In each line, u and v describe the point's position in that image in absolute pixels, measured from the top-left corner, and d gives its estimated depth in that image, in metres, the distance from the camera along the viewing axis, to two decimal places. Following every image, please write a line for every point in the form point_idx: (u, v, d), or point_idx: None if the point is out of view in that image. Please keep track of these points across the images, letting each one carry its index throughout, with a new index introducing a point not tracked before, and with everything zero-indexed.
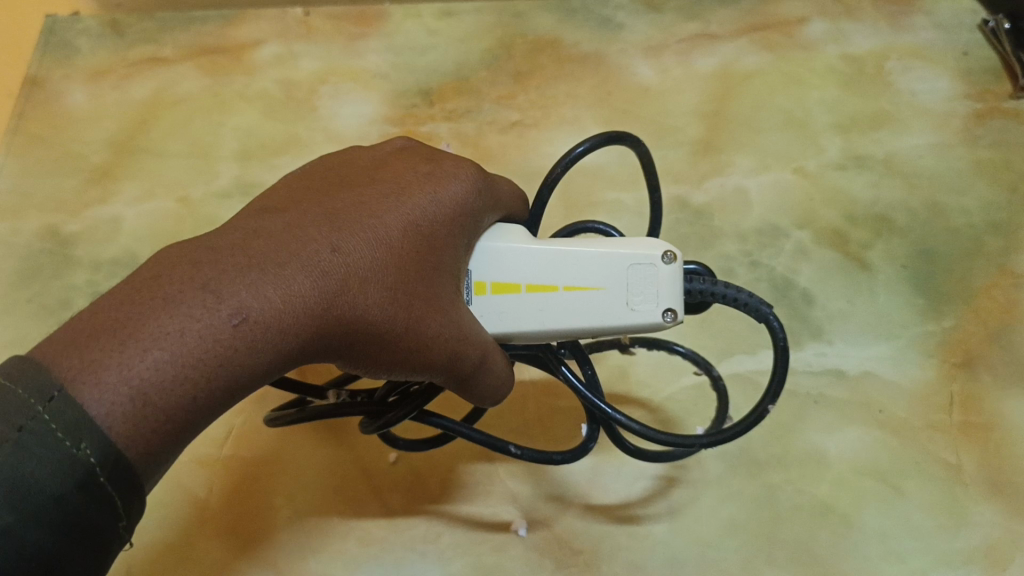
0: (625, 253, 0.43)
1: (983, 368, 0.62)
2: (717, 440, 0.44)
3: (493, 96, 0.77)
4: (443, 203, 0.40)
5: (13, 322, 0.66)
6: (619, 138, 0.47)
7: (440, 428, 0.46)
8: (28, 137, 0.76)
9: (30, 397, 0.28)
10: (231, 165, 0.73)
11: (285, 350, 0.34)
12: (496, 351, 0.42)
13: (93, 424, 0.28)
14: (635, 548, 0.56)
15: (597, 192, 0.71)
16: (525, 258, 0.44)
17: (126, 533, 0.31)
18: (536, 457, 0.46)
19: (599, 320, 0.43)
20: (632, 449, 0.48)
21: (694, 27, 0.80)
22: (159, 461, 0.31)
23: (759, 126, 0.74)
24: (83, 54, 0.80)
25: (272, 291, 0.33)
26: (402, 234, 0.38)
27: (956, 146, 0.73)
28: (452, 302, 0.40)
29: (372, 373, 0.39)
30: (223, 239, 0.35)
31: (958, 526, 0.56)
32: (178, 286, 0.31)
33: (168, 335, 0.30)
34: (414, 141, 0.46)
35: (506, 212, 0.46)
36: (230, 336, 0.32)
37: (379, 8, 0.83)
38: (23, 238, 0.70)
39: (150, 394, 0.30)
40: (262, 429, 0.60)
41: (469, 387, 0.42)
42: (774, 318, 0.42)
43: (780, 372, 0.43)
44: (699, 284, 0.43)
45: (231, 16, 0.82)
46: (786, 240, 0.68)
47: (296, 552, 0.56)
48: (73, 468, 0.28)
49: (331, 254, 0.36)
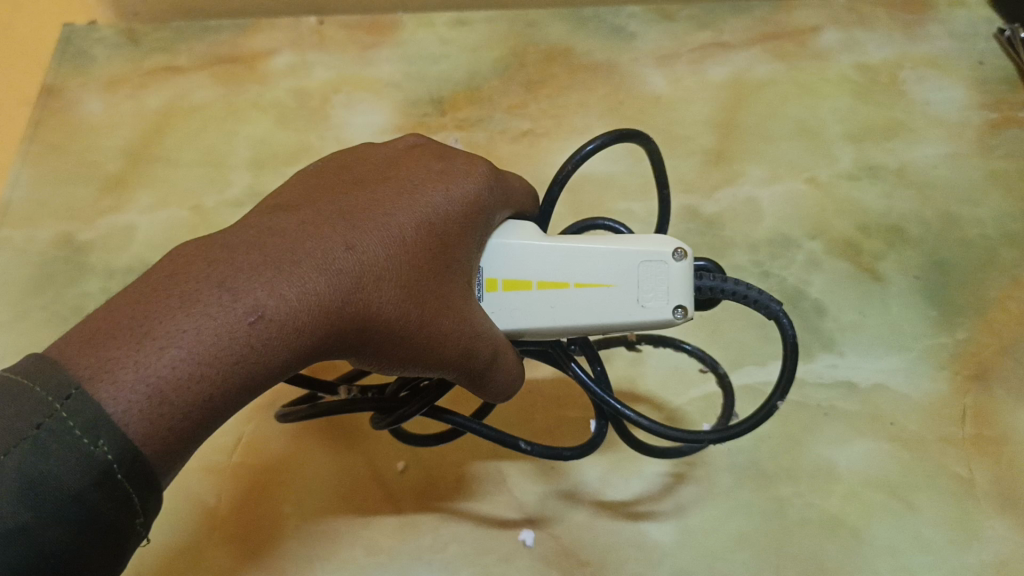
0: (636, 250, 0.43)
1: (997, 382, 0.61)
2: (726, 437, 0.44)
3: (504, 105, 0.77)
4: (456, 201, 0.40)
5: (27, 329, 0.67)
6: (630, 135, 0.47)
7: (451, 423, 0.46)
8: (44, 145, 0.77)
9: (47, 395, 0.28)
10: (244, 174, 0.74)
11: (302, 348, 0.34)
12: (507, 348, 0.42)
13: (111, 421, 0.28)
14: (642, 559, 0.55)
15: (607, 201, 0.71)
16: (536, 254, 0.44)
17: (143, 529, 0.31)
18: (546, 454, 0.46)
19: (610, 317, 0.43)
20: (639, 444, 0.48)
21: (706, 36, 0.80)
22: (177, 459, 0.31)
23: (771, 136, 0.74)
24: (99, 63, 0.81)
25: (288, 288, 0.33)
26: (415, 232, 0.38)
27: (971, 156, 0.72)
28: (465, 300, 0.40)
29: (386, 371, 0.39)
30: (238, 237, 0.35)
31: (970, 541, 0.55)
32: (195, 284, 0.32)
33: (185, 334, 0.30)
34: (426, 139, 0.46)
35: (517, 208, 0.46)
36: (246, 335, 0.32)
37: (392, 17, 0.83)
38: (38, 245, 0.71)
39: (168, 393, 0.30)
40: (273, 437, 0.61)
41: (482, 384, 0.42)
42: (785, 315, 0.42)
43: (789, 370, 0.43)
44: (709, 281, 0.43)
45: (245, 25, 0.83)
46: (798, 250, 0.68)
47: (304, 559, 0.56)
48: (92, 465, 0.28)
49: (346, 252, 0.36)
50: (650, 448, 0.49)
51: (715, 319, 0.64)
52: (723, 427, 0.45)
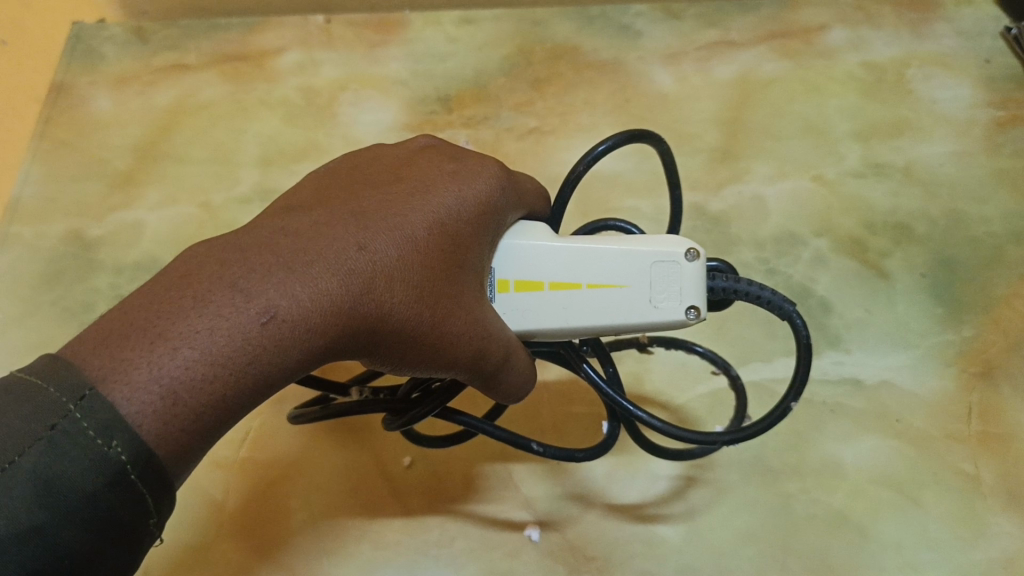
0: (649, 250, 0.43)
1: (1003, 379, 0.61)
2: (737, 437, 0.44)
3: (512, 103, 0.77)
4: (467, 201, 0.40)
5: (36, 325, 0.67)
6: (641, 135, 0.47)
7: (463, 424, 0.46)
8: (53, 142, 0.77)
9: (61, 396, 0.28)
10: (252, 171, 0.74)
11: (313, 349, 0.34)
12: (518, 347, 0.43)
13: (125, 422, 0.28)
14: (648, 555, 0.56)
15: (614, 199, 0.71)
16: (549, 256, 0.44)
17: (156, 529, 0.31)
18: (558, 455, 0.46)
19: (623, 318, 0.43)
20: (651, 447, 0.48)
21: (713, 34, 0.80)
22: (189, 459, 0.31)
23: (778, 134, 0.74)
24: (108, 61, 0.81)
25: (300, 289, 0.33)
26: (427, 232, 0.38)
27: (977, 154, 0.72)
28: (476, 301, 0.40)
29: (397, 370, 0.39)
30: (251, 237, 0.35)
31: (975, 538, 0.55)
32: (208, 284, 0.31)
33: (198, 334, 0.30)
34: (437, 139, 0.46)
35: (528, 209, 0.47)
36: (259, 335, 0.32)
37: (400, 15, 0.84)
38: (48, 241, 0.72)
39: (180, 393, 0.30)
40: (281, 432, 0.61)
41: (492, 384, 0.43)
42: (797, 316, 0.42)
43: (803, 370, 0.43)
44: (722, 281, 0.43)
45: (253, 23, 0.83)
46: (805, 248, 0.68)
47: (312, 554, 0.56)
48: (106, 466, 0.28)
49: (358, 252, 0.36)
50: (661, 450, 0.49)
51: (723, 317, 0.64)
52: (734, 428, 0.45)
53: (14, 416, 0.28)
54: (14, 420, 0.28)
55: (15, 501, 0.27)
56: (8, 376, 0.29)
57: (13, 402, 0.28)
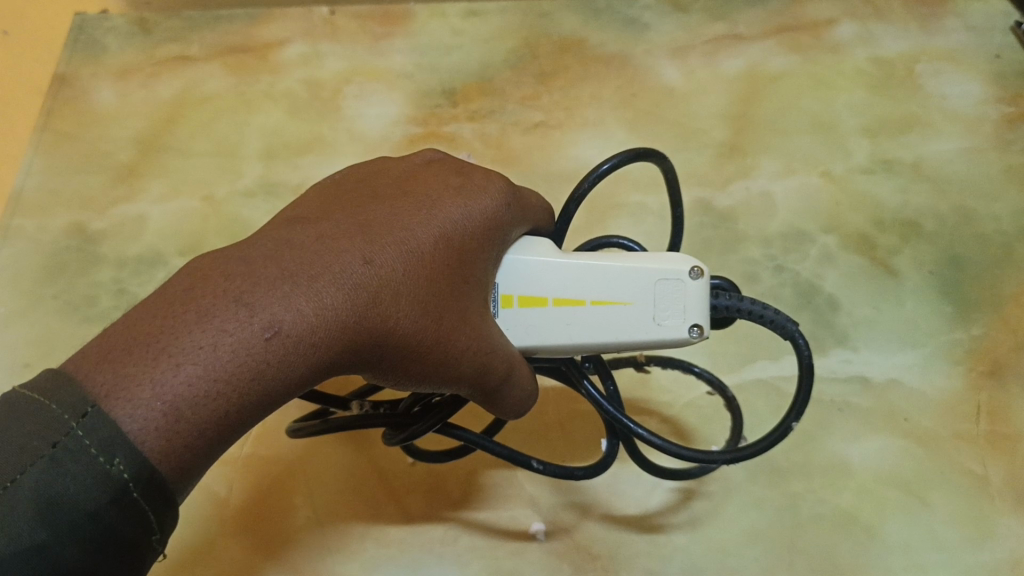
0: (653, 268, 0.43)
1: (1011, 379, 0.61)
2: (738, 458, 0.43)
3: (517, 97, 0.76)
4: (474, 216, 0.40)
5: (38, 319, 0.67)
6: (645, 154, 0.46)
7: (462, 439, 0.46)
8: (56, 134, 0.77)
9: (63, 413, 0.28)
10: (255, 164, 0.74)
11: (318, 363, 0.33)
12: (522, 363, 0.42)
13: (126, 439, 0.28)
14: (654, 555, 0.55)
15: (621, 195, 0.71)
16: (553, 272, 0.44)
17: (159, 545, 0.30)
18: (558, 473, 0.46)
19: (626, 335, 0.43)
20: (650, 465, 0.48)
21: (721, 28, 0.80)
22: (192, 474, 0.30)
23: (786, 129, 0.73)
24: (111, 53, 0.81)
25: (305, 304, 0.33)
26: (432, 246, 0.38)
27: (987, 151, 0.72)
28: (481, 315, 0.40)
29: (400, 385, 0.39)
30: (256, 249, 0.34)
31: (983, 539, 0.55)
32: (212, 298, 0.31)
33: (201, 350, 0.30)
34: (443, 152, 0.45)
35: (534, 224, 0.46)
36: (262, 350, 0.31)
37: (404, 8, 0.83)
38: (50, 234, 0.71)
39: (183, 410, 0.29)
40: (285, 430, 0.61)
41: (496, 399, 0.42)
42: (800, 336, 0.42)
43: (806, 390, 0.42)
44: (726, 300, 0.43)
45: (257, 15, 0.83)
46: (812, 245, 0.68)
47: (316, 553, 0.56)
48: (108, 483, 0.28)
49: (363, 266, 0.35)
50: (660, 468, 0.49)
51: None
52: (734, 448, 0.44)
53: (16, 432, 0.27)
54: (16, 436, 0.27)
55: (17, 518, 0.26)
56: (12, 392, 0.29)
57: (16, 418, 0.28)
